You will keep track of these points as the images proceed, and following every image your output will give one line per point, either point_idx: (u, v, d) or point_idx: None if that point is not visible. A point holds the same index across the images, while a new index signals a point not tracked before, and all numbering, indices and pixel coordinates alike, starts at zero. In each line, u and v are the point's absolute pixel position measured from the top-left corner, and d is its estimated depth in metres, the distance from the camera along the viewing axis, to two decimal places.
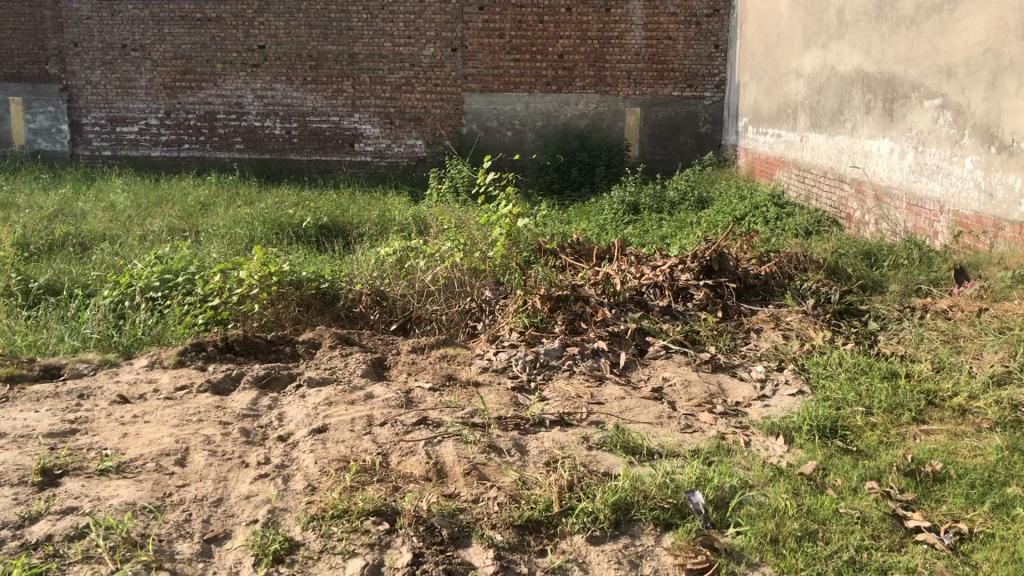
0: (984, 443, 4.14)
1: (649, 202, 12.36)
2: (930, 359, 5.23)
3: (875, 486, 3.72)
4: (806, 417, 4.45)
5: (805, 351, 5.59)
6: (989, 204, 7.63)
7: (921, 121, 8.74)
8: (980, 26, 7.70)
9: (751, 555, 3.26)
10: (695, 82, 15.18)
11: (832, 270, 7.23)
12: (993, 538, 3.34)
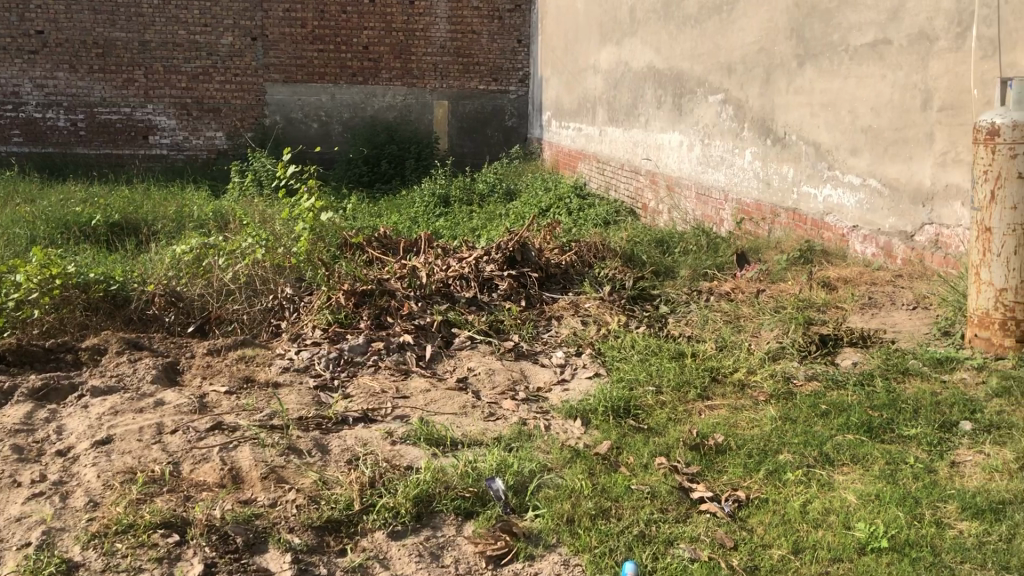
0: (761, 415, 4.46)
1: (459, 194, 12.45)
2: (714, 338, 5.58)
3: (663, 461, 3.92)
4: (602, 399, 4.63)
5: (601, 335, 5.82)
6: (766, 192, 8.22)
7: (706, 115, 9.29)
8: (753, 27, 8.25)
9: (548, 536, 3.36)
10: (500, 76, 15.44)
11: (629, 258, 7.56)
12: (767, 502, 3.60)
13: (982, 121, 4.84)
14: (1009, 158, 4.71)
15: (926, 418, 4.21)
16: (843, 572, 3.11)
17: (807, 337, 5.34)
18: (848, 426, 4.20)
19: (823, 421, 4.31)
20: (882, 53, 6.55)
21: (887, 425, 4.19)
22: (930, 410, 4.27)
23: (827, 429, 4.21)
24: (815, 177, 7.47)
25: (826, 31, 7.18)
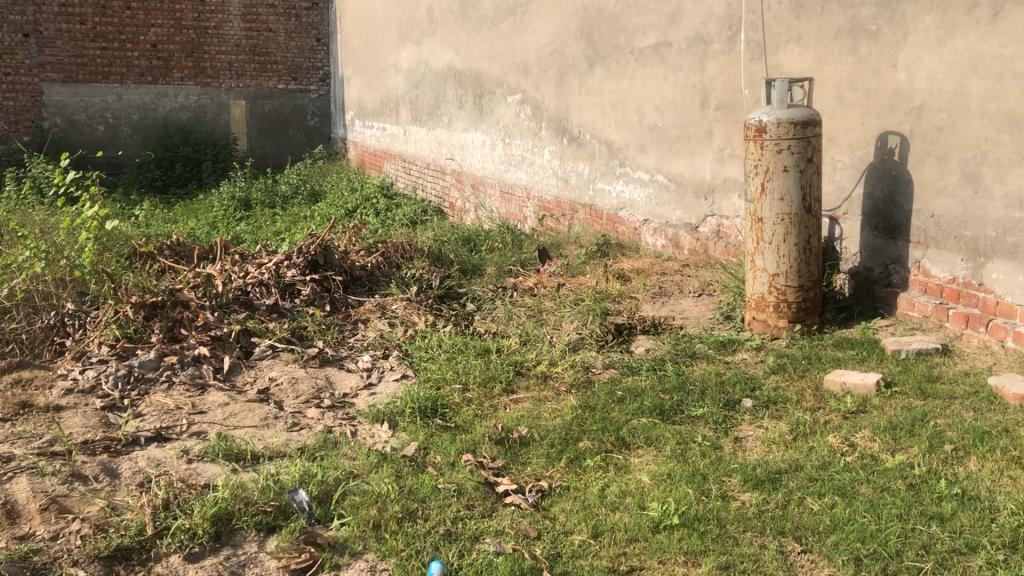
0: (562, 405, 4.60)
1: (261, 197, 12.06)
2: (518, 333, 5.70)
3: (470, 457, 3.97)
4: (408, 400, 4.62)
5: (408, 337, 5.82)
6: (565, 189, 8.50)
7: (505, 115, 9.48)
8: (546, 28, 8.49)
9: (355, 544, 3.33)
10: (299, 75, 15.13)
11: (435, 257, 7.58)
12: (568, 490, 3.72)
13: (750, 119, 5.20)
14: (775, 153, 5.10)
15: (712, 397, 4.50)
16: (639, 551, 3.27)
17: (604, 326, 5.56)
18: (643, 410, 4.41)
19: (619, 406, 4.50)
20: (664, 55, 6.93)
21: (677, 407, 4.44)
22: (715, 390, 4.57)
23: (623, 414, 4.40)
24: (608, 173, 7.81)
25: (613, 33, 7.50)
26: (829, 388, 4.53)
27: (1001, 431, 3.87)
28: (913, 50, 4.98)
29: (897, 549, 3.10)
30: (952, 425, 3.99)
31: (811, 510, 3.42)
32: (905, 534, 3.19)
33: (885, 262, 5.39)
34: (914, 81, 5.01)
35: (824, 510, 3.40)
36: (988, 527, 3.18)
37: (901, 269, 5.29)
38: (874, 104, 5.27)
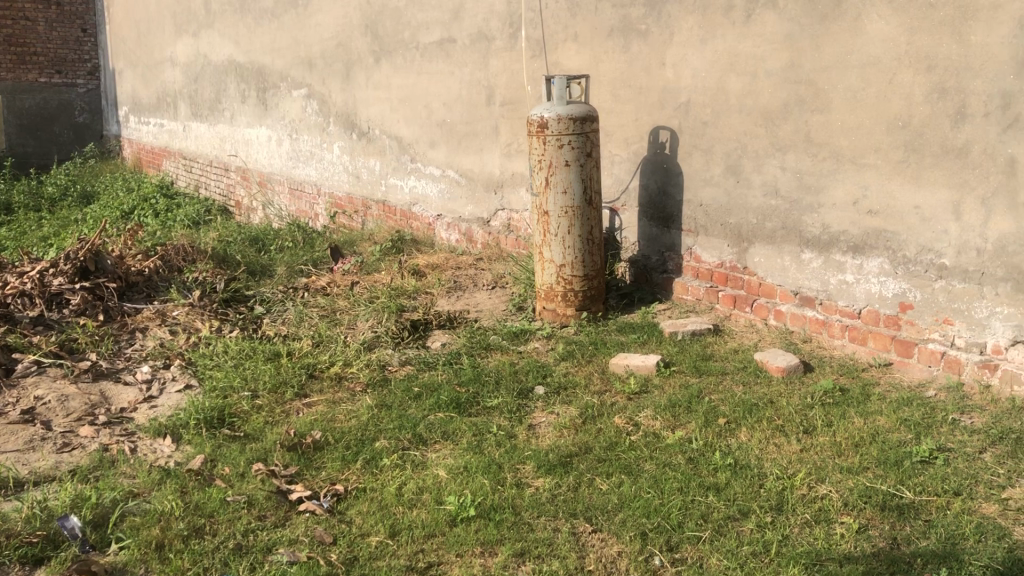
0: (357, 405, 4.53)
1: (23, 200, 11.08)
2: (310, 335, 5.55)
3: (261, 466, 3.82)
4: (192, 411, 4.39)
5: (192, 344, 5.53)
6: (356, 185, 8.39)
7: (291, 110, 9.21)
8: (328, 22, 8.32)
9: (135, 567, 3.14)
10: (63, 67, 14.08)
11: (220, 259, 7.24)
12: (365, 491, 3.67)
13: (532, 114, 5.31)
14: (557, 148, 5.25)
15: (506, 387, 4.58)
16: (436, 546, 3.27)
17: (399, 323, 5.50)
18: (439, 405, 4.42)
19: (415, 403, 4.49)
20: (449, 51, 6.99)
21: (472, 399, 4.49)
22: (508, 381, 4.65)
23: (419, 410, 4.39)
24: (400, 169, 7.80)
25: (397, 28, 7.46)
26: (614, 372, 4.72)
27: (767, 403, 4.19)
28: (678, 49, 5.29)
29: (678, 521, 3.28)
30: (724, 399, 4.27)
31: (600, 490, 3.55)
32: (685, 505, 3.37)
33: (661, 250, 5.71)
34: (680, 78, 5.32)
35: (612, 489, 3.54)
36: (757, 492, 3.43)
37: (676, 256, 5.61)
38: (646, 100, 5.55)
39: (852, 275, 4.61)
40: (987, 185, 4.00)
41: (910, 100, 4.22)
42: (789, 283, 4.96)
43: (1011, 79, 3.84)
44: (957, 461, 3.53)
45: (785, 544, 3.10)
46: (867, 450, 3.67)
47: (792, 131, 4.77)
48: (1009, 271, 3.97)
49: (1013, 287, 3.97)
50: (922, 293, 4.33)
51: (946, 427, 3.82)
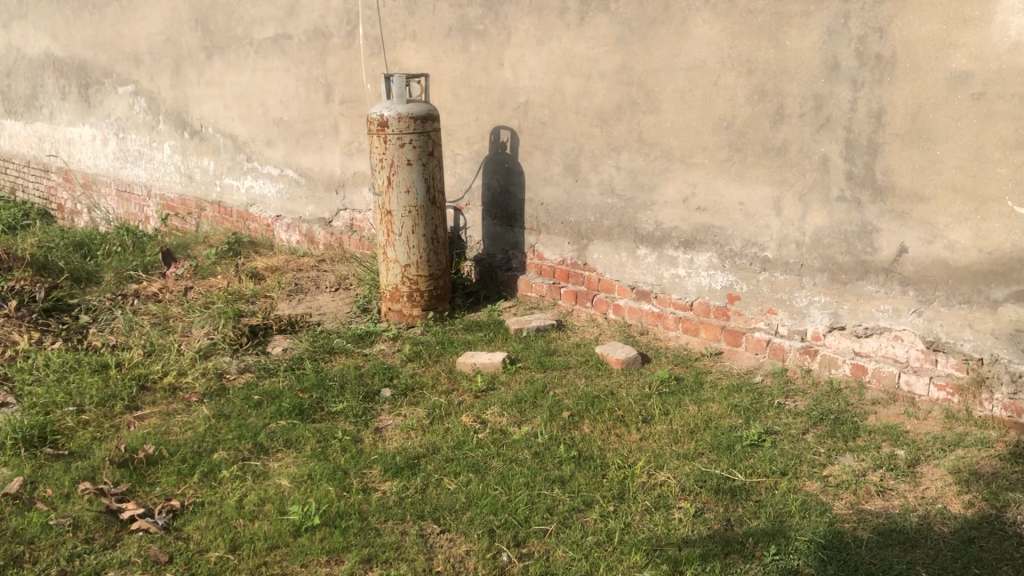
0: (194, 416, 4.33)
1: None
2: (141, 344, 5.27)
3: (87, 486, 3.59)
4: (9, 431, 4.07)
5: (8, 359, 5.13)
6: (189, 185, 8.05)
7: (116, 107, 8.72)
8: (155, 15, 7.92)
9: None
10: None
11: (39, 266, 6.76)
12: (203, 505, 3.51)
13: (372, 113, 5.21)
14: (398, 147, 5.19)
15: (350, 391, 4.50)
16: (280, 558, 3.17)
17: (237, 329, 5.30)
18: (281, 412, 4.29)
19: (256, 411, 4.34)
20: (285, 48, 6.81)
21: (316, 405, 4.38)
22: (354, 384, 4.57)
23: (260, 419, 4.25)
24: (235, 169, 7.54)
25: (229, 23, 7.20)
26: (460, 371, 4.73)
27: (608, 394, 4.31)
28: (516, 50, 5.36)
29: (524, 516, 3.31)
30: (567, 393, 4.36)
31: (448, 490, 3.54)
32: (531, 500, 3.41)
33: (505, 248, 5.78)
34: (519, 78, 5.39)
35: (459, 488, 3.54)
36: (600, 483, 3.51)
37: (519, 253, 5.69)
38: (485, 100, 5.60)
39: (685, 269, 4.81)
40: (803, 182, 4.24)
41: (734, 101, 4.42)
42: (626, 278, 5.11)
43: (822, 83, 4.09)
44: (783, 443, 3.74)
45: (627, 531, 3.19)
46: (702, 436, 3.83)
47: (626, 130, 4.92)
48: (825, 262, 4.24)
49: (829, 277, 4.23)
50: (748, 284, 4.56)
51: (773, 411, 4.03)
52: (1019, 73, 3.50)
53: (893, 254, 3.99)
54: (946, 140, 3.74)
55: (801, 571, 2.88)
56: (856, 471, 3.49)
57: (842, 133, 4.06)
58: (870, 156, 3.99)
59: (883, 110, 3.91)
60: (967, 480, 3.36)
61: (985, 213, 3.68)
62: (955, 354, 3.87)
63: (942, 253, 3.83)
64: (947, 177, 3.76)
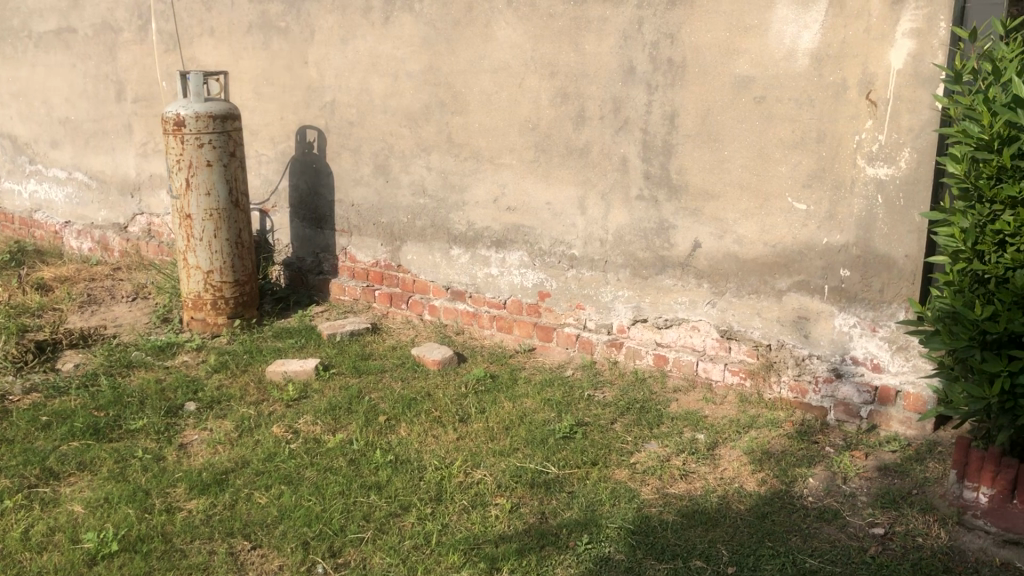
0: None
1: None
2: None
3: None
4: None
5: None
6: None
7: None
8: None
9: None
10: None
11: None
12: None
13: (166, 113, 4.94)
14: (196, 147, 4.95)
15: (151, 407, 4.25)
16: None
17: (21, 346, 4.87)
18: (73, 433, 3.99)
19: (44, 434, 4.01)
20: (68, 42, 6.35)
21: (113, 423, 4.10)
22: (155, 399, 4.32)
23: (48, 442, 3.93)
24: (16, 172, 7.00)
25: (4, 14, 6.64)
26: (271, 379, 4.57)
27: (424, 396, 4.28)
28: (320, 48, 5.24)
29: (340, 525, 3.23)
30: (382, 397, 4.30)
31: (258, 504, 3.40)
32: (346, 508, 3.34)
33: (315, 251, 5.65)
34: (323, 78, 5.28)
35: (271, 502, 3.41)
36: (417, 485, 3.48)
37: (330, 256, 5.58)
38: (290, 100, 5.45)
39: (497, 268, 4.86)
40: (605, 181, 4.39)
41: (537, 103, 4.52)
42: (440, 278, 5.11)
43: (619, 86, 4.25)
44: (593, 434, 3.85)
45: (444, 533, 3.18)
46: (516, 432, 3.88)
47: (434, 131, 4.92)
48: (627, 258, 4.40)
49: (632, 272, 4.40)
50: (557, 281, 4.67)
51: (583, 403, 4.15)
52: (794, 78, 3.77)
53: (688, 249, 4.19)
54: (732, 141, 3.97)
55: (612, 558, 2.97)
56: (661, 457, 3.65)
57: (640, 135, 4.23)
58: (665, 157, 4.18)
59: (676, 112, 4.11)
60: (760, 458, 3.58)
61: (768, 208, 3.92)
62: (746, 342, 4.11)
63: (731, 246, 4.06)
64: (734, 176, 3.99)
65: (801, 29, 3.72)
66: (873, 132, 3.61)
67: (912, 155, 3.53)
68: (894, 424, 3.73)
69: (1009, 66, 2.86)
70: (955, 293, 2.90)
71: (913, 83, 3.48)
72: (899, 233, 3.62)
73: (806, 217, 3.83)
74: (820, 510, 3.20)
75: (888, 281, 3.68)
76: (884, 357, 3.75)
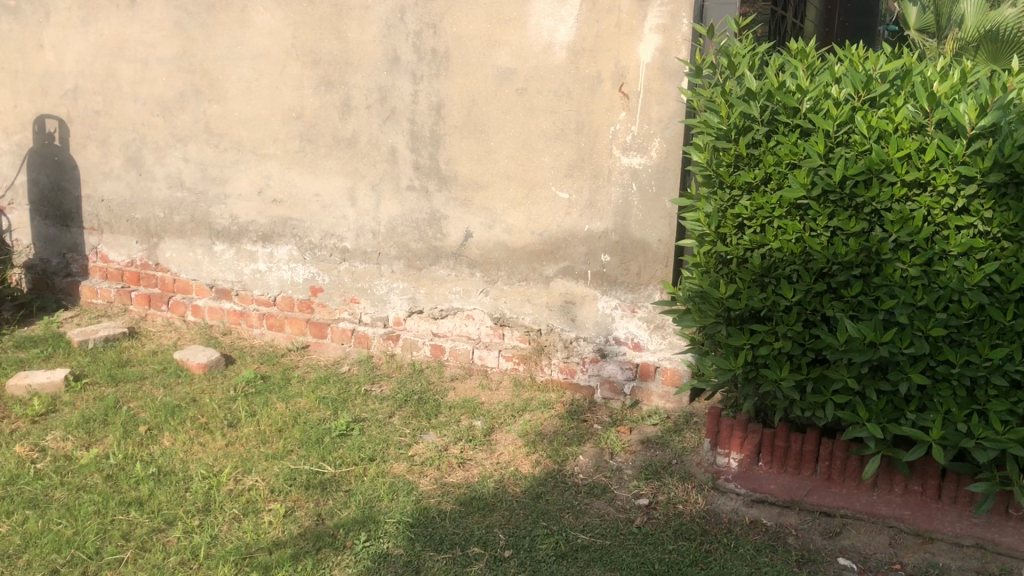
0: None
1: None
2: None
3: None
4: None
5: None
6: None
7: None
8: None
9: None
10: None
11: None
12: None
13: None
14: None
15: None
16: None
17: None
18: None
19: None
20: None
21: None
22: None
23: None
24: None
25: None
26: (11, 394, 4.14)
27: (190, 402, 4.04)
28: (58, 30, 4.85)
29: (95, 547, 2.97)
30: (143, 406, 4.02)
31: None
32: (102, 529, 3.07)
33: (61, 252, 5.19)
34: (63, 62, 4.88)
35: (13, 530, 3.08)
36: (182, 498, 3.27)
37: (79, 257, 5.14)
38: (25, 86, 5.00)
39: (265, 264, 4.67)
40: (373, 173, 4.33)
41: (300, 92, 4.38)
42: (203, 277, 4.83)
43: (384, 75, 4.20)
44: (370, 429, 3.78)
45: (213, 544, 2.99)
46: (290, 433, 3.74)
47: (190, 121, 4.65)
48: (400, 250, 4.36)
49: (405, 263, 4.37)
50: (329, 276, 4.55)
51: (360, 398, 4.07)
52: (552, 70, 3.88)
53: (459, 239, 4.22)
54: (497, 132, 4.03)
55: (391, 553, 2.91)
56: (438, 447, 3.64)
57: (407, 125, 4.21)
58: (433, 147, 4.18)
59: (441, 102, 4.12)
60: (534, 441, 3.67)
61: (534, 198, 4.02)
62: (518, 327, 4.19)
63: (500, 235, 4.13)
64: (501, 166, 4.06)
65: (557, 23, 3.83)
66: (627, 123, 3.77)
67: (662, 145, 3.73)
68: (655, 399, 3.93)
69: (743, 61, 3.08)
70: (702, 274, 3.11)
71: (661, 76, 3.68)
72: (653, 220, 3.81)
73: (568, 205, 3.96)
74: (590, 487, 3.32)
75: (645, 264, 3.87)
76: (643, 336, 3.94)
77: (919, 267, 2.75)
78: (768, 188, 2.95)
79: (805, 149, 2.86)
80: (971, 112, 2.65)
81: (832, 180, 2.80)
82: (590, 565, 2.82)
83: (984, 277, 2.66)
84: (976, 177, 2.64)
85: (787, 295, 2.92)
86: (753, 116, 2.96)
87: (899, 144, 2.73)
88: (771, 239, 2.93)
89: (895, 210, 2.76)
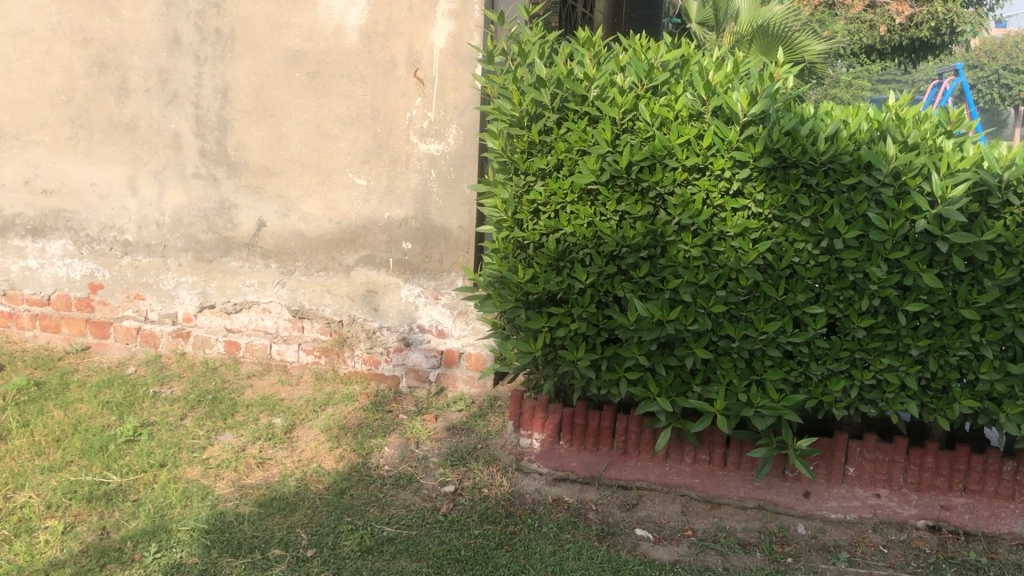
0: None
1: None
2: None
3: None
4: None
5: None
6: None
7: None
8: None
9: None
10: None
11: None
12: None
13: None
14: None
15: None
16: None
17: None
18: None
19: None
20: None
21: None
22: None
23: None
24: None
25: None
26: None
27: None
28: None
29: None
30: None
31: None
32: None
33: None
34: None
35: None
36: None
37: None
38: None
39: (35, 260, 4.29)
40: (156, 160, 4.08)
41: (70, 73, 4.08)
42: None
43: (164, 56, 3.97)
44: (160, 434, 3.56)
45: None
46: (69, 443, 3.45)
47: None
48: (187, 242, 4.13)
49: (194, 256, 4.14)
50: (109, 271, 4.24)
51: (147, 402, 3.82)
52: (345, 54, 3.78)
53: (252, 229, 4.05)
54: (289, 117, 3.90)
55: (185, 563, 2.72)
56: (235, 448, 3.47)
57: (191, 109, 3.99)
58: (220, 133, 3.98)
59: (229, 86, 3.93)
60: (337, 435, 3.58)
61: (330, 184, 3.91)
62: (318, 319, 4.06)
63: (296, 224, 3.99)
64: (294, 152, 3.93)
65: (348, 6, 3.75)
66: (423, 109, 3.73)
67: (459, 131, 3.71)
68: (459, 385, 3.93)
69: (533, 49, 3.13)
70: (502, 260, 3.14)
71: (454, 61, 3.66)
72: (452, 206, 3.78)
73: (366, 192, 3.88)
74: (395, 478, 3.28)
75: (446, 251, 3.83)
76: (448, 323, 3.90)
77: (700, 248, 2.88)
78: (560, 174, 3.01)
79: (594, 136, 2.94)
80: (743, 100, 2.81)
81: (619, 166, 2.89)
82: (396, 557, 2.77)
83: (758, 256, 2.84)
84: (749, 161, 2.81)
85: (581, 278, 2.99)
86: (544, 103, 3.01)
87: (680, 131, 2.86)
88: (564, 224, 2.99)
89: (678, 193, 2.89)
